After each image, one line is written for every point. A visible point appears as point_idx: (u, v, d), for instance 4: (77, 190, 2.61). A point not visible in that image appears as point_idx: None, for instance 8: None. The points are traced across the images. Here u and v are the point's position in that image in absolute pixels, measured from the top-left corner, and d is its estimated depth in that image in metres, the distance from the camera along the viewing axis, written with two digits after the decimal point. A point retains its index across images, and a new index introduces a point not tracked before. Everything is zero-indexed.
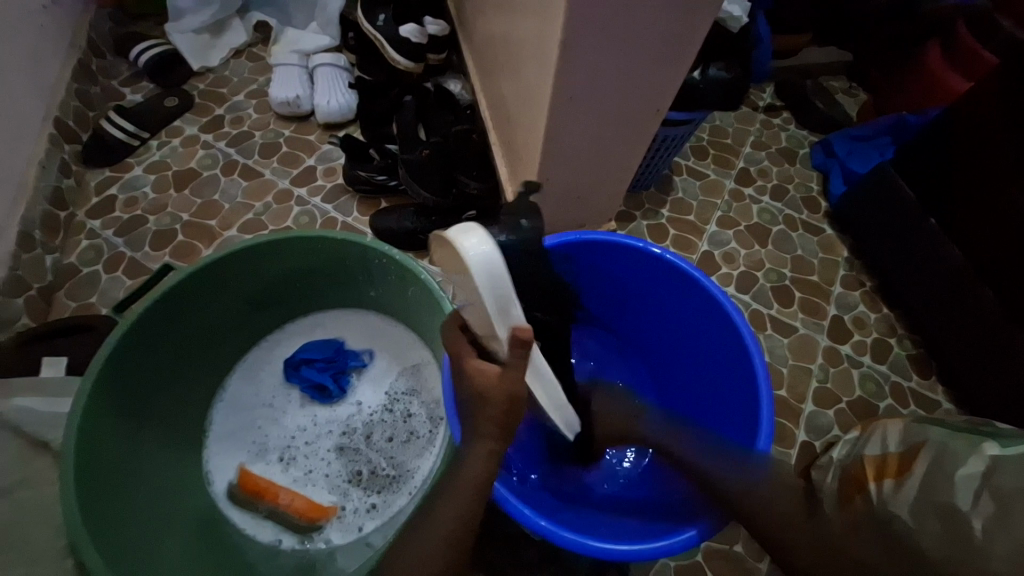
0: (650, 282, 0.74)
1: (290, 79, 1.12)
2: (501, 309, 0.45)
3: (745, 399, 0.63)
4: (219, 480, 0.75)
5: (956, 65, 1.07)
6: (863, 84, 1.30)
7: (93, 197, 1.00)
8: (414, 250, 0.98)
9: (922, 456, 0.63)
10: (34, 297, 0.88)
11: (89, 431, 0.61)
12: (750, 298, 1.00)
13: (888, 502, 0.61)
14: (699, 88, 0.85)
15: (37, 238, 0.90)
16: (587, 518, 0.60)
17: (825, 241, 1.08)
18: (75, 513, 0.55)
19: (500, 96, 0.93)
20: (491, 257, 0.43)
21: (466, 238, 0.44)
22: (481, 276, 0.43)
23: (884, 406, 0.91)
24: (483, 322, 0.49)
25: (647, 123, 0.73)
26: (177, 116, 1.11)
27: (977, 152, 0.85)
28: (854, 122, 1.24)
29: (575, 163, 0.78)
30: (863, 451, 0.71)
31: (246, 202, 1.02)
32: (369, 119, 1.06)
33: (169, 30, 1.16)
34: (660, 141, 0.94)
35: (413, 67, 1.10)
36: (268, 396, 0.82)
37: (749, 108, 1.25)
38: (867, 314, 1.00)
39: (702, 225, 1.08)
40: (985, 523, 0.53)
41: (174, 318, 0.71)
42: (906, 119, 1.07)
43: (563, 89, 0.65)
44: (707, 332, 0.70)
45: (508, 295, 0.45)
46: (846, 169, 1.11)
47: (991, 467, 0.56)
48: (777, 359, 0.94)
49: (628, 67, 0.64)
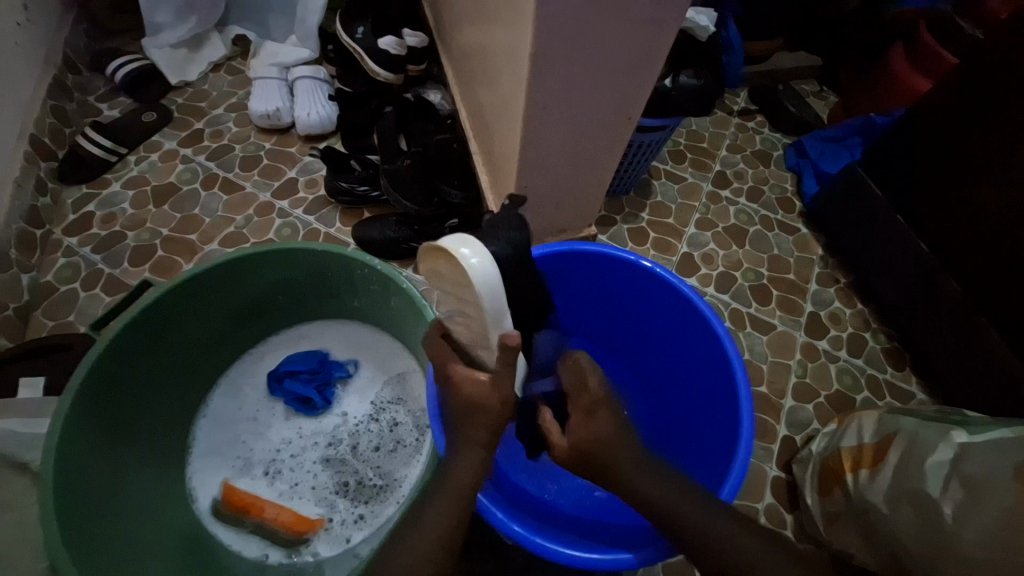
0: (629, 290, 0.76)
1: (269, 92, 1.12)
2: (497, 316, 0.48)
3: (727, 399, 0.65)
4: (204, 496, 0.75)
5: (917, 67, 1.12)
6: (833, 87, 1.34)
7: (71, 214, 0.99)
8: (398, 260, 0.98)
9: (895, 444, 0.65)
10: (10, 317, 0.86)
11: (69, 450, 0.60)
12: (730, 298, 1.02)
13: (864, 491, 0.65)
14: (671, 94, 0.88)
15: (13, 257, 0.89)
16: (568, 527, 0.61)
17: (800, 239, 1.11)
18: (55, 533, 0.55)
19: (478, 105, 0.94)
20: (487, 268, 0.46)
21: (463, 251, 0.47)
22: (478, 286, 0.46)
23: (861, 399, 0.93)
24: (478, 332, 0.51)
25: (620, 130, 0.75)
26: (155, 131, 1.10)
27: (939, 149, 0.88)
28: (826, 124, 1.28)
29: (553, 169, 0.79)
30: (840, 443, 0.74)
31: (227, 215, 1.02)
32: (350, 130, 1.07)
33: (147, 44, 1.15)
34: (636, 146, 0.96)
35: (392, 78, 1.11)
36: (252, 410, 0.81)
37: (724, 112, 1.28)
38: (842, 310, 1.03)
39: (681, 227, 1.10)
40: (956, 508, 0.54)
41: (153, 335, 0.70)
42: (873, 120, 1.10)
43: (537, 99, 0.67)
44: (691, 341, 0.72)
45: (499, 309, 0.47)
46: (818, 170, 1.14)
47: (960, 454, 0.57)
48: (758, 356, 0.96)
49: (601, 75, 0.66)
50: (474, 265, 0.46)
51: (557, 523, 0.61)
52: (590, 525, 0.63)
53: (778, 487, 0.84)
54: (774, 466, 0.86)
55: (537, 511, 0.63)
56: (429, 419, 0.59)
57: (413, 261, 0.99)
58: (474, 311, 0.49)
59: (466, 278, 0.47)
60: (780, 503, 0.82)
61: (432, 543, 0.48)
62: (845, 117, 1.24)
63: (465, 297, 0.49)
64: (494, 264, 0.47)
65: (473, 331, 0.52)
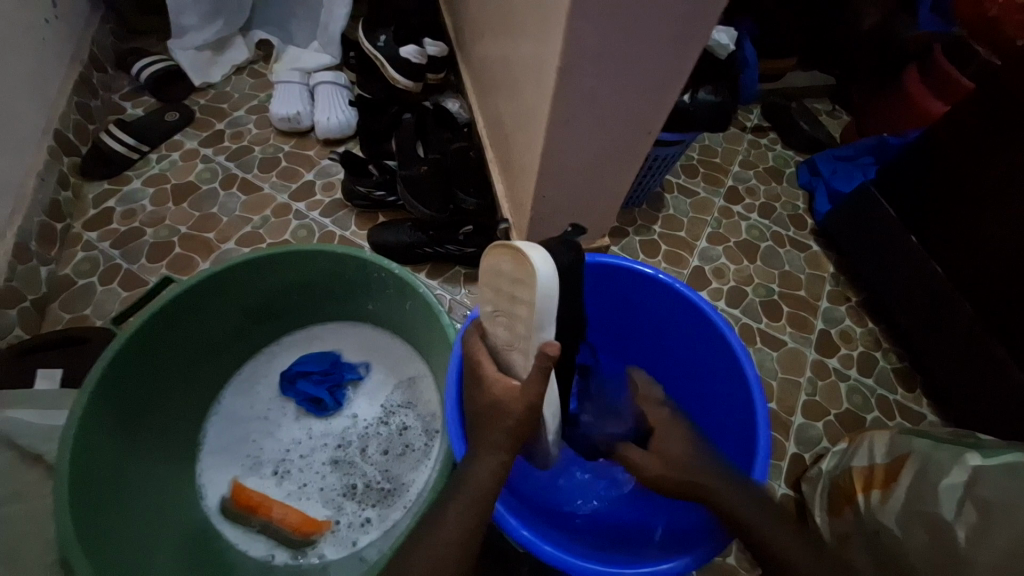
0: (647, 304, 0.76)
1: (290, 95, 1.14)
2: (539, 324, 0.49)
3: (742, 417, 0.65)
4: (212, 494, 0.75)
5: (932, 89, 1.13)
6: (845, 107, 1.36)
7: (91, 209, 1.01)
8: (411, 264, 0.99)
9: (907, 466, 0.64)
10: (27, 308, 0.87)
11: (85, 442, 0.61)
12: (740, 312, 1.02)
13: (876, 513, 0.64)
14: (690, 110, 0.89)
15: (33, 250, 0.90)
16: (575, 536, 0.60)
17: (812, 257, 1.11)
18: (69, 525, 0.55)
19: (497, 114, 0.96)
20: (551, 277, 0.47)
21: (532, 253, 0.47)
22: (537, 292, 0.47)
23: (871, 418, 0.93)
24: (517, 332, 0.52)
25: (639, 143, 0.76)
26: (177, 130, 1.12)
27: (955, 170, 0.88)
28: (838, 143, 1.28)
29: (569, 180, 0.80)
30: (851, 462, 0.73)
31: (244, 215, 1.03)
32: (368, 135, 1.08)
33: (173, 46, 1.18)
34: (652, 160, 0.97)
35: (411, 86, 1.13)
36: (262, 409, 0.82)
37: (737, 128, 1.29)
38: (853, 328, 1.03)
39: (693, 241, 1.10)
40: (969, 532, 0.54)
41: (170, 331, 0.71)
42: (886, 141, 1.11)
43: (560, 111, 0.67)
44: (709, 357, 0.71)
45: (545, 316, 0.49)
46: (830, 188, 1.14)
47: (973, 478, 0.57)
48: (767, 372, 0.96)
49: (622, 90, 0.67)
50: (539, 273, 0.46)
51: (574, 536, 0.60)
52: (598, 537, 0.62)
53: (787, 504, 0.83)
54: (782, 484, 0.85)
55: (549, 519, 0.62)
56: (444, 423, 0.59)
57: (426, 266, 1.00)
58: (522, 312, 0.50)
59: (527, 280, 0.48)
60: None
61: (443, 548, 0.48)
62: (858, 137, 1.25)
63: (520, 296, 0.49)
64: (559, 275, 0.48)
65: (509, 329, 0.53)
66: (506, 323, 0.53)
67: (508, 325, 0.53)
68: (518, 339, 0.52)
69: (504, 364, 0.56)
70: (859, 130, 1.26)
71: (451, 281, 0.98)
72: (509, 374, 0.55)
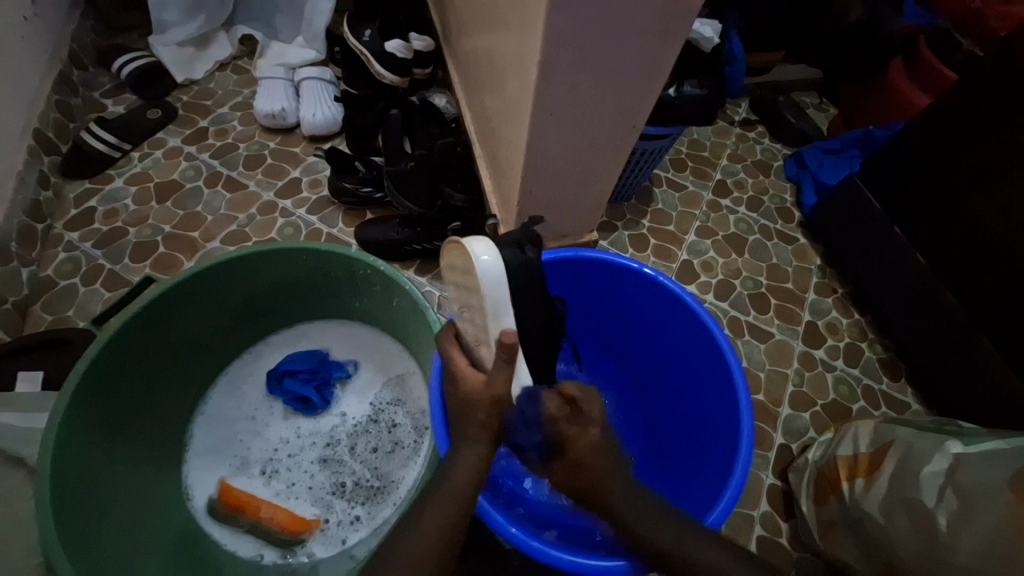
0: (633, 299, 0.77)
1: (275, 92, 1.12)
2: (494, 313, 0.51)
3: (727, 410, 0.65)
4: (199, 495, 0.74)
5: (917, 81, 1.13)
6: (833, 100, 1.36)
7: (73, 209, 0.99)
8: (399, 261, 0.99)
9: (890, 455, 0.65)
10: (9, 311, 0.86)
11: (67, 444, 0.60)
12: (728, 305, 1.03)
13: (860, 501, 0.65)
14: (675, 103, 0.89)
15: (14, 251, 0.89)
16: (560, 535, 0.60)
17: (799, 249, 1.12)
18: (51, 528, 0.54)
19: (483, 110, 0.95)
20: (494, 265, 0.50)
21: (475, 244, 0.51)
22: (480, 280, 0.50)
23: (858, 408, 0.94)
24: (476, 323, 0.54)
25: (623, 137, 0.76)
26: (159, 128, 1.11)
27: (938, 162, 0.89)
28: (826, 136, 1.29)
29: (554, 174, 0.80)
30: (836, 452, 0.74)
31: (229, 213, 1.02)
32: (354, 132, 1.07)
33: (154, 42, 1.16)
34: (639, 154, 0.97)
35: (399, 81, 1.12)
36: (250, 409, 0.81)
37: (725, 122, 1.30)
38: (839, 320, 1.04)
39: (681, 235, 1.11)
40: (950, 518, 0.54)
41: (153, 331, 0.70)
42: (872, 133, 1.12)
43: (542, 105, 0.67)
44: (694, 353, 0.72)
45: (496, 304, 0.51)
46: (817, 181, 1.15)
47: (955, 465, 0.58)
48: (755, 364, 0.97)
49: (606, 83, 0.66)
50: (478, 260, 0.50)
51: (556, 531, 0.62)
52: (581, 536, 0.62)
53: (774, 494, 0.84)
54: (769, 474, 0.86)
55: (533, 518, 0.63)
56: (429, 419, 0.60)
57: (415, 262, 0.99)
58: (477, 302, 0.52)
59: (472, 270, 0.51)
60: (775, 511, 0.82)
61: (428, 540, 0.48)
62: (845, 130, 1.26)
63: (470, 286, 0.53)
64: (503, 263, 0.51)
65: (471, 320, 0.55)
66: (467, 316, 0.56)
67: (469, 318, 0.56)
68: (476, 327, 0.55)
69: (478, 358, 0.57)
70: (846, 123, 1.27)
71: (440, 278, 0.98)
72: (484, 367, 0.56)
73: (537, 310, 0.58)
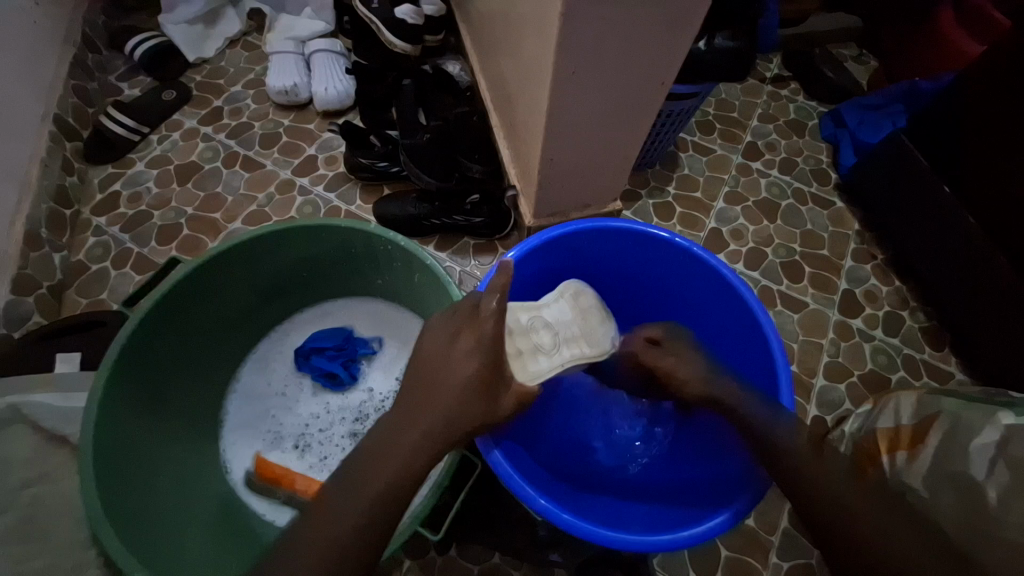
0: (662, 266, 0.75)
1: (286, 66, 1.10)
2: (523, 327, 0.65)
3: (762, 378, 0.64)
4: (237, 468, 0.77)
5: (970, 25, 1.03)
6: (874, 50, 1.25)
7: (98, 194, 1.01)
8: (418, 237, 0.97)
9: (936, 427, 0.63)
10: (45, 296, 0.89)
11: (107, 422, 0.61)
12: (759, 275, 0.99)
13: (902, 475, 0.62)
14: (704, 58, 0.83)
15: (44, 237, 0.91)
16: (580, 507, 0.59)
17: (836, 214, 1.06)
18: (96, 501, 0.56)
19: (500, 75, 0.91)
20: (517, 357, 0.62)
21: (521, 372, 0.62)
22: (518, 344, 0.63)
23: (896, 378, 0.91)
24: (541, 328, 0.66)
25: (650, 98, 0.71)
26: (175, 110, 1.10)
27: (992, 113, 0.81)
28: (865, 91, 1.20)
29: (575, 139, 0.76)
30: (876, 424, 0.71)
31: (248, 194, 1.02)
32: (368, 105, 1.04)
33: (164, 21, 1.14)
34: (665, 116, 0.93)
35: (410, 49, 1.08)
36: (281, 385, 0.83)
37: (755, 79, 1.21)
38: (879, 287, 0.99)
39: (709, 202, 1.06)
40: (1001, 493, 0.54)
41: (182, 310, 0.70)
42: (918, 86, 1.04)
43: (564, 64, 0.63)
44: (726, 320, 0.71)
45: (529, 338, 0.64)
46: (857, 140, 1.07)
47: (1006, 437, 0.57)
48: (788, 335, 0.93)
49: (631, 39, 0.61)
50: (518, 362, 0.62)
51: (563, 493, 0.61)
52: (582, 509, 0.58)
53: None
54: None
55: (549, 487, 0.60)
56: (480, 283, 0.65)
57: (434, 238, 0.97)
58: (517, 344, 0.63)
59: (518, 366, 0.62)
60: None
61: (386, 521, 0.45)
62: (886, 83, 1.17)
63: (519, 326, 0.65)
64: (518, 359, 0.62)
65: (532, 344, 0.64)
66: (525, 322, 0.65)
67: (516, 316, 0.65)
68: (540, 346, 0.64)
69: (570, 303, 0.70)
70: (888, 75, 1.17)
71: (460, 253, 0.96)
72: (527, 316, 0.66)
73: (529, 328, 0.65)
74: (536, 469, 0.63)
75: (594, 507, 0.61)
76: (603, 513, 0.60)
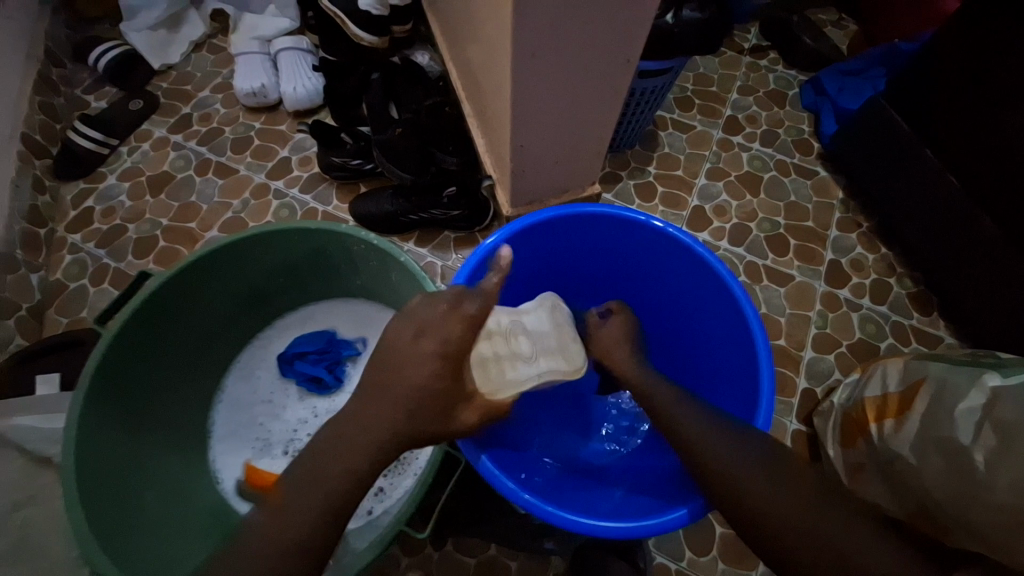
0: (640, 250, 0.74)
1: (252, 67, 1.07)
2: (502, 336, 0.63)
3: (744, 359, 0.64)
4: (227, 477, 0.77)
5: None
6: (854, 14, 1.23)
7: (71, 211, 0.99)
8: (398, 235, 0.96)
9: (922, 392, 0.63)
10: (25, 317, 0.88)
11: (87, 443, 0.60)
12: (744, 251, 0.98)
13: (890, 442, 0.64)
14: (673, 32, 0.81)
15: (19, 258, 0.90)
16: (566, 497, 0.58)
17: (819, 184, 1.05)
18: (83, 523, 0.56)
19: (467, 63, 0.89)
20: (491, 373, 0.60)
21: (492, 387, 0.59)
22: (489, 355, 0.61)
23: (885, 346, 0.91)
24: (517, 338, 0.64)
25: (617, 76, 0.70)
26: (143, 119, 1.08)
27: (967, 71, 0.79)
28: (846, 56, 1.18)
29: (546, 122, 0.74)
30: (864, 393, 0.72)
31: (223, 200, 1.00)
32: (337, 102, 1.02)
33: (125, 29, 1.11)
34: (638, 95, 0.91)
35: (377, 42, 1.06)
36: (266, 393, 0.83)
37: (733, 51, 1.19)
38: (865, 256, 0.98)
39: (691, 179, 1.04)
40: (988, 456, 0.53)
41: (157, 324, 0.69)
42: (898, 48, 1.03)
43: (524, 44, 0.61)
44: (706, 301, 0.70)
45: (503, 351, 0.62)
46: (837, 107, 1.06)
47: (992, 400, 0.55)
48: (775, 309, 0.93)
49: (590, 16, 0.60)
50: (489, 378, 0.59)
51: (546, 483, 0.60)
52: (563, 498, 0.57)
53: (799, 439, 0.83)
54: (793, 420, 0.85)
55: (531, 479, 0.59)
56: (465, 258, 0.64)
57: (414, 234, 0.97)
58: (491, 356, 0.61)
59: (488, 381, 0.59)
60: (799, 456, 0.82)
61: None
62: (867, 46, 1.15)
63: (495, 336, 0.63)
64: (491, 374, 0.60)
65: (510, 351, 0.63)
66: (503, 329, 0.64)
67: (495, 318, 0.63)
68: (519, 354, 0.63)
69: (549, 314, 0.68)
70: (868, 38, 1.15)
71: (441, 248, 0.95)
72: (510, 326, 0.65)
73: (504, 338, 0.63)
74: (519, 461, 0.62)
75: (579, 494, 0.60)
76: (589, 500, 0.59)
